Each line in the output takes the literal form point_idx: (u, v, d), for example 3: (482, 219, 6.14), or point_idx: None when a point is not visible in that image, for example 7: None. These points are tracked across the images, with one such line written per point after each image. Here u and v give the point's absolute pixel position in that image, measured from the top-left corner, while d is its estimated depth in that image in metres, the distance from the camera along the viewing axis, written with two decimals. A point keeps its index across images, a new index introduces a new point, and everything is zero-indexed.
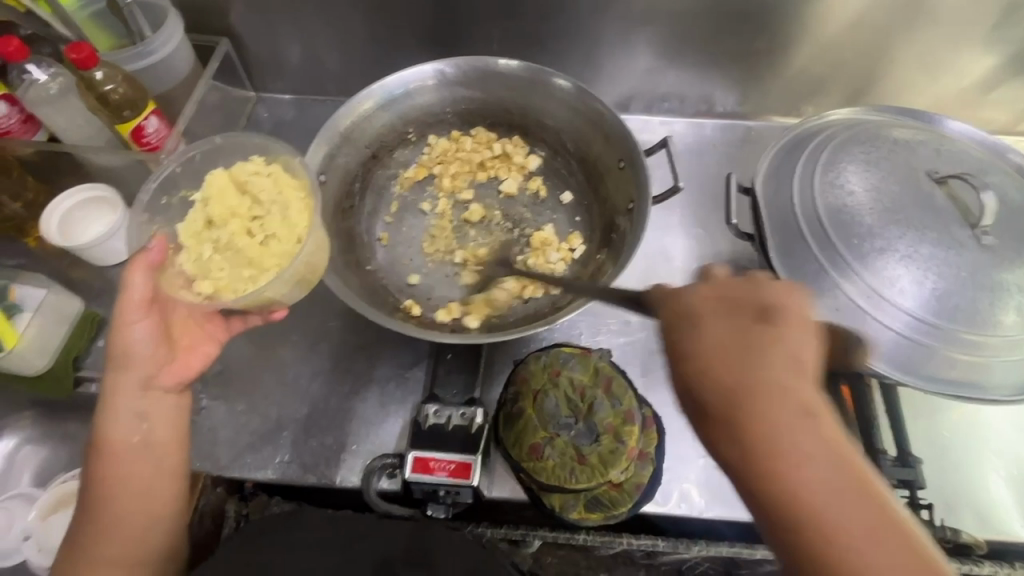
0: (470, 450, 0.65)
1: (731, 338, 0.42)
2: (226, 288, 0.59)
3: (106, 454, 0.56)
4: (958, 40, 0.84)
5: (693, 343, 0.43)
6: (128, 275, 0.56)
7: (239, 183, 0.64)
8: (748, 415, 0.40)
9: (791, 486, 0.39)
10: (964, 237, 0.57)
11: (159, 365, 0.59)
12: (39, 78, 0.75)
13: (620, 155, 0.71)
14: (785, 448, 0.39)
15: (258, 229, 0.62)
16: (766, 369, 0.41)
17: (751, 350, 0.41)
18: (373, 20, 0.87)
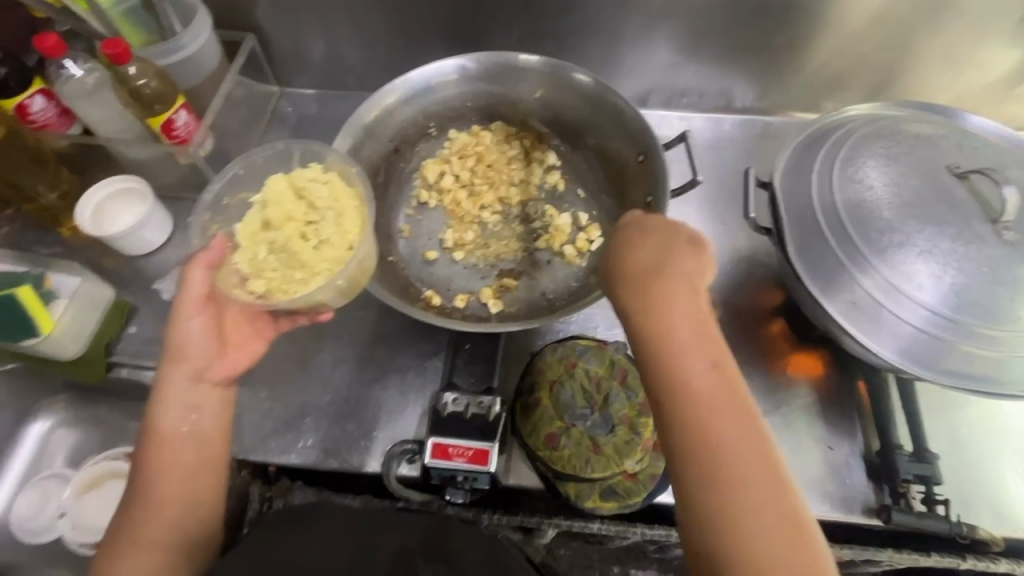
0: (488, 438, 0.66)
1: (657, 269, 0.53)
2: (278, 288, 0.60)
3: (153, 443, 0.58)
4: (983, 34, 0.83)
5: (636, 269, 0.53)
6: (189, 273, 0.60)
7: (299, 189, 0.65)
8: (657, 316, 0.50)
9: (685, 380, 0.48)
10: (984, 232, 0.57)
11: (210, 360, 0.61)
12: (75, 73, 0.76)
13: (639, 149, 0.72)
14: (684, 346, 0.49)
15: (313, 234, 0.63)
16: (680, 283, 0.51)
17: (686, 267, 0.52)
18: (396, 17, 0.88)
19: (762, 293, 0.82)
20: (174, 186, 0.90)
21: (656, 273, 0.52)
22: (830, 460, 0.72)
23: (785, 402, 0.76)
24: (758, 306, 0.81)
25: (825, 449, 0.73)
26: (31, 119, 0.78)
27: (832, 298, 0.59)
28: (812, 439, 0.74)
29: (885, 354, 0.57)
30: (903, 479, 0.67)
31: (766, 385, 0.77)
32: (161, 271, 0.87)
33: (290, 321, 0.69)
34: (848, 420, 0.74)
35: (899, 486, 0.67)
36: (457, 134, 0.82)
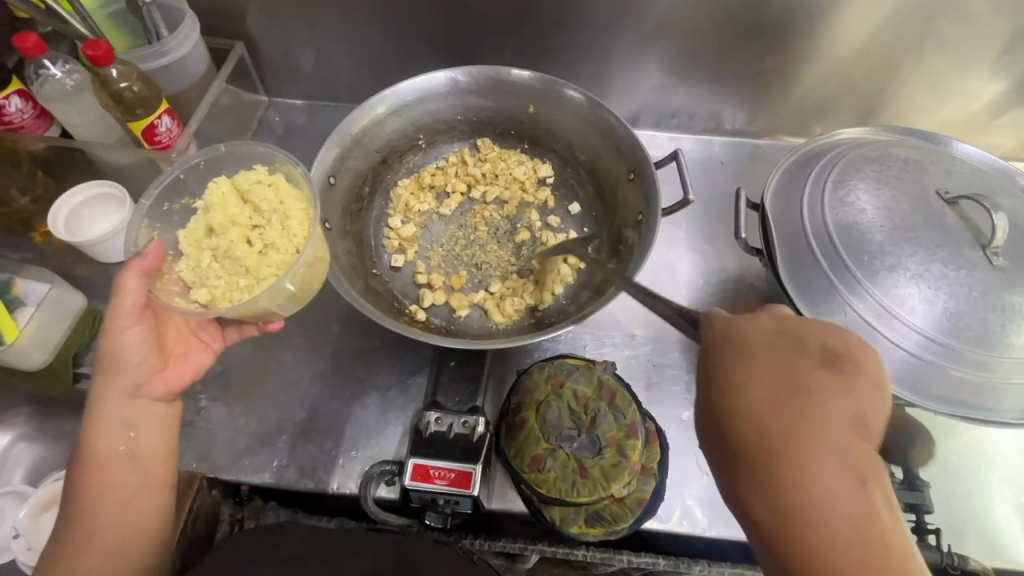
0: (470, 460, 0.64)
1: (764, 355, 0.43)
2: (220, 296, 0.58)
3: (90, 463, 0.55)
4: (967, 64, 0.85)
5: (730, 354, 0.44)
6: (122, 281, 0.55)
7: (243, 193, 0.63)
8: (732, 395, 0.43)
9: (805, 483, 0.39)
10: (975, 258, 0.57)
11: (150, 373, 0.58)
12: (55, 74, 0.75)
13: (630, 167, 0.71)
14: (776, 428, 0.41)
15: (258, 238, 0.61)
16: (769, 351, 0.43)
17: (763, 343, 0.44)
18: (387, 30, 0.88)
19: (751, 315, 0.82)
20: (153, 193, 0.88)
21: (743, 353, 0.44)
22: None
23: None
24: None
25: None
26: (6, 120, 0.76)
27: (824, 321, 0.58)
28: None
29: None
30: (896, 507, 0.67)
31: None
32: None
33: (237, 329, 0.67)
34: None
35: None
36: (448, 158, 0.82)
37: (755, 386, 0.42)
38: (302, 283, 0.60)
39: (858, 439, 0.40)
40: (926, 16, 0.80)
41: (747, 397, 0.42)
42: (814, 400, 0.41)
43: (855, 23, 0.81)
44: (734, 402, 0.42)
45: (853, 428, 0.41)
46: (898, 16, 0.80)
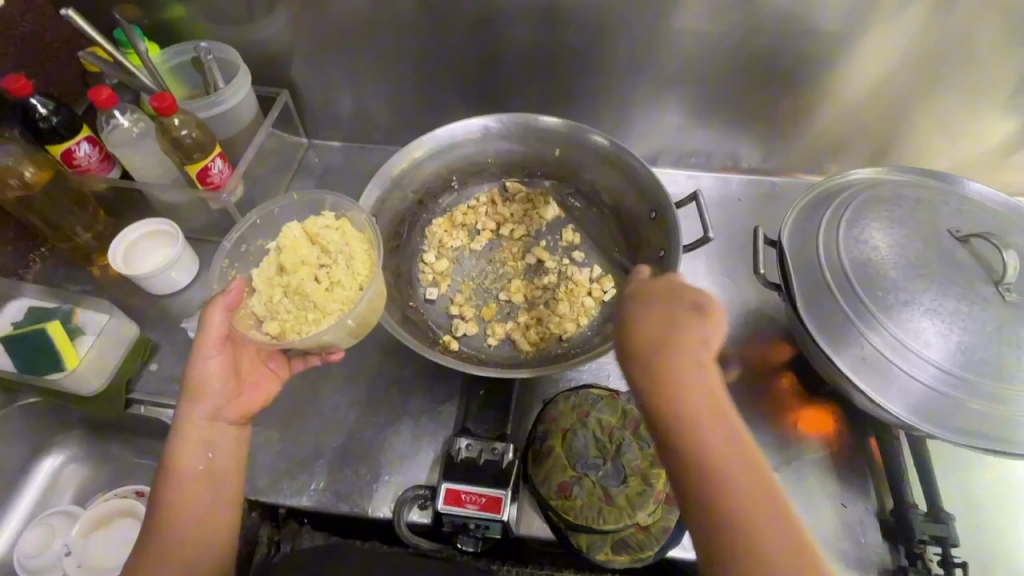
0: (500, 485, 0.67)
1: (658, 309, 0.52)
2: (289, 329, 0.64)
3: (171, 480, 0.59)
4: (977, 106, 0.88)
5: (635, 309, 0.53)
6: (208, 314, 0.60)
7: (312, 235, 0.69)
8: (634, 333, 0.52)
9: (681, 398, 0.48)
10: (988, 293, 0.59)
11: (226, 398, 0.62)
12: (122, 122, 0.82)
13: (652, 207, 0.75)
14: (662, 361, 0.49)
15: (325, 276, 0.66)
16: (664, 302, 0.52)
17: (659, 292, 0.53)
18: (423, 79, 0.95)
19: (772, 347, 0.84)
20: (202, 229, 0.94)
21: (645, 303, 0.53)
22: (843, 518, 0.72)
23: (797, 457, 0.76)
24: (768, 360, 0.83)
25: (838, 506, 0.73)
26: (75, 164, 0.82)
27: (841, 354, 0.61)
28: (823, 496, 0.73)
29: (895, 409, 0.59)
30: (918, 539, 0.67)
31: (776, 438, 0.77)
32: (184, 310, 0.89)
33: (303, 359, 0.71)
34: (860, 478, 0.74)
35: (915, 547, 0.67)
36: (478, 198, 0.87)
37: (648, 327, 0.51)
38: (362, 318, 0.65)
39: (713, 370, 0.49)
40: (934, 63, 0.84)
41: (646, 337, 0.51)
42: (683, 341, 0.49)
43: (866, 69, 0.86)
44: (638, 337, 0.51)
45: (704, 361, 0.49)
46: (907, 64, 0.84)
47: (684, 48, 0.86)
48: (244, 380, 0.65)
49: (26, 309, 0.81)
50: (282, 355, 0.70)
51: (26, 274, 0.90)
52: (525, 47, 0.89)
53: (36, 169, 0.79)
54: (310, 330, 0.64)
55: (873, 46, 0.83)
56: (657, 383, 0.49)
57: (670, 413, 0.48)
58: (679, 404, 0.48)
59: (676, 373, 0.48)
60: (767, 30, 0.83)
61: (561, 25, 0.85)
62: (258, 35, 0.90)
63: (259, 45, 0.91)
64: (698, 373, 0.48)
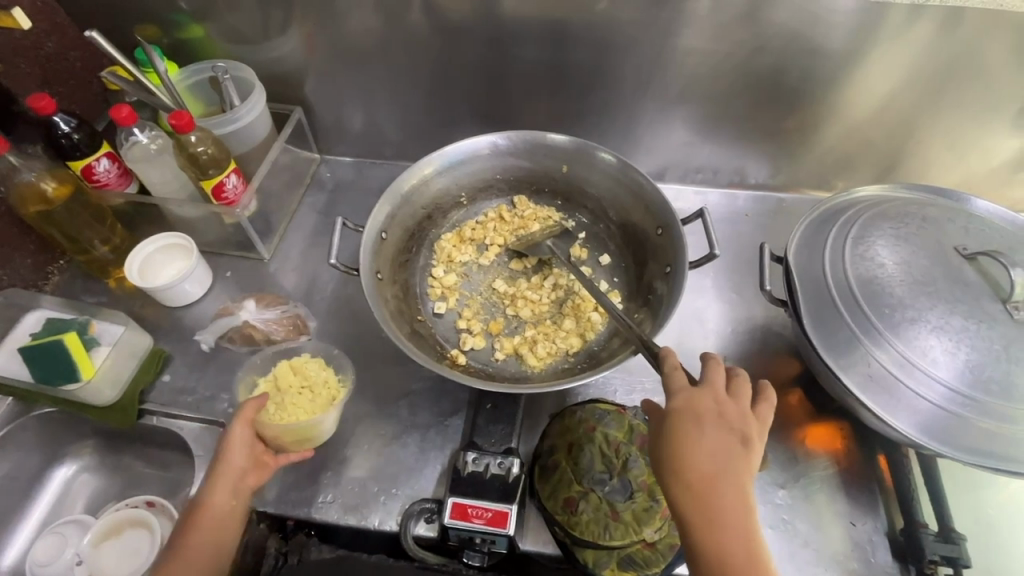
0: (507, 499, 0.67)
1: (712, 434, 0.54)
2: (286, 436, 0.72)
3: (198, 514, 0.64)
4: (985, 124, 0.88)
5: (691, 426, 0.54)
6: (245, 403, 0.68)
7: (296, 365, 0.78)
8: (686, 442, 0.54)
9: (722, 522, 0.52)
10: (996, 311, 0.59)
11: (250, 466, 0.68)
12: (141, 139, 0.85)
13: (658, 224, 0.75)
14: (707, 475, 0.53)
15: (305, 392, 0.76)
16: (715, 412, 0.55)
17: (713, 396, 0.56)
18: (433, 97, 0.97)
19: (780, 363, 0.84)
20: (215, 242, 0.96)
21: (696, 414, 0.55)
22: (853, 537, 0.71)
23: (805, 474, 0.75)
24: (775, 376, 0.83)
25: (848, 525, 0.72)
26: (95, 179, 0.84)
27: (848, 371, 0.61)
28: (832, 514, 0.73)
29: (902, 428, 0.59)
30: (929, 560, 0.66)
31: (785, 455, 0.76)
32: (196, 321, 0.91)
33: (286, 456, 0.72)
34: (869, 495, 0.74)
35: (926, 568, 0.66)
36: (487, 213, 0.88)
37: (702, 448, 0.53)
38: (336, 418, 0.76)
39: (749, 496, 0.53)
40: (940, 81, 0.85)
41: (696, 456, 0.53)
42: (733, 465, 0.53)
43: (871, 87, 0.86)
44: (686, 457, 0.53)
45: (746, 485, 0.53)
46: (913, 81, 0.85)
47: (690, 67, 0.87)
48: (266, 461, 0.69)
49: (43, 321, 0.83)
50: (271, 453, 0.71)
51: (44, 285, 0.92)
52: (534, 66, 0.90)
53: (57, 184, 0.81)
54: (304, 433, 0.73)
55: (879, 64, 0.84)
56: (700, 495, 0.52)
57: (709, 529, 0.52)
58: (718, 525, 0.52)
59: (723, 488, 0.52)
60: (772, 48, 0.84)
61: (569, 44, 0.87)
62: (273, 54, 0.93)
63: (274, 64, 0.94)
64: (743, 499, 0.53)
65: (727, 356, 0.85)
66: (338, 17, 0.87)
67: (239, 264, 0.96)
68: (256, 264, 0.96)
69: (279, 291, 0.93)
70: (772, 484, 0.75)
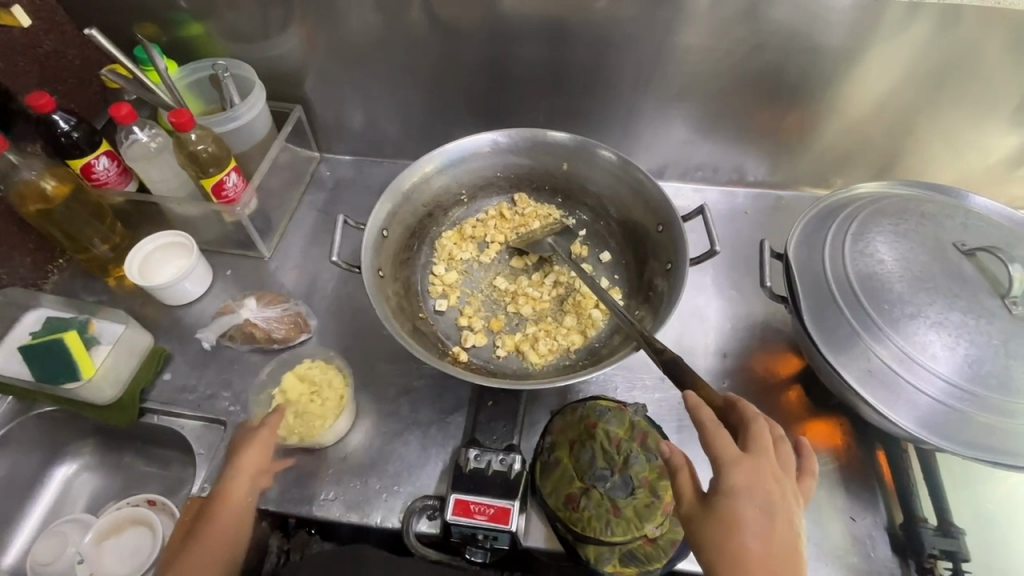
0: (509, 496, 0.67)
1: (764, 508, 0.49)
2: (307, 438, 0.74)
3: (221, 501, 0.65)
4: (982, 121, 0.89)
5: (741, 500, 0.49)
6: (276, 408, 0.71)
7: (300, 373, 0.78)
8: (732, 519, 0.49)
9: None
10: (994, 307, 0.59)
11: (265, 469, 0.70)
12: (141, 138, 0.85)
13: (659, 220, 0.75)
14: (754, 560, 0.48)
15: (315, 397, 0.76)
16: (768, 488, 0.50)
17: (768, 468, 0.50)
18: (434, 95, 0.97)
19: (780, 359, 0.84)
20: (216, 241, 0.96)
21: (747, 491, 0.49)
22: (853, 532, 0.71)
23: None
24: (775, 373, 0.83)
25: (848, 520, 0.72)
26: (94, 178, 0.84)
27: (849, 367, 0.62)
28: (832, 509, 0.73)
29: (903, 423, 0.59)
30: (928, 554, 0.67)
31: None
32: (197, 320, 0.91)
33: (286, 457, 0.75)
34: (869, 491, 0.74)
35: (925, 562, 0.67)
36: (488, 211, 0.88)
37: (754, 525, 0.49)
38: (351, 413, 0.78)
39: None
40: (938, 78, 0.85)
41: (747, 537, 0.48)
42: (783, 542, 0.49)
43: (870, 83, 0.87)
44: (739, 537, 0.48)
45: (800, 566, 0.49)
46: (911, 77, 0.85)
47: (690, 64, 0.87)
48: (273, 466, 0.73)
49: (43, 319, 0.83)
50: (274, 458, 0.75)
51: (44, 284, 0.92)
52: (534, 64, 0.90)
53: (57, 183, 0.81)
54: (324, 434, 0.75)
55: (877, 62, 0.84)
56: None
57: None
58: None
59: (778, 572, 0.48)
60: (771, 46, 0.84)
61: (569, 42, 0.87)
62: (273, 52, 0.93)
63: (273, 62, 0.94)
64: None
65: (727, 353, 0.85)
66: (338, 15, 0.87)
67: (240, 262, 0.96)
68: (257, 262, 0.96)
69: (280, 290, 0.93)
70: None
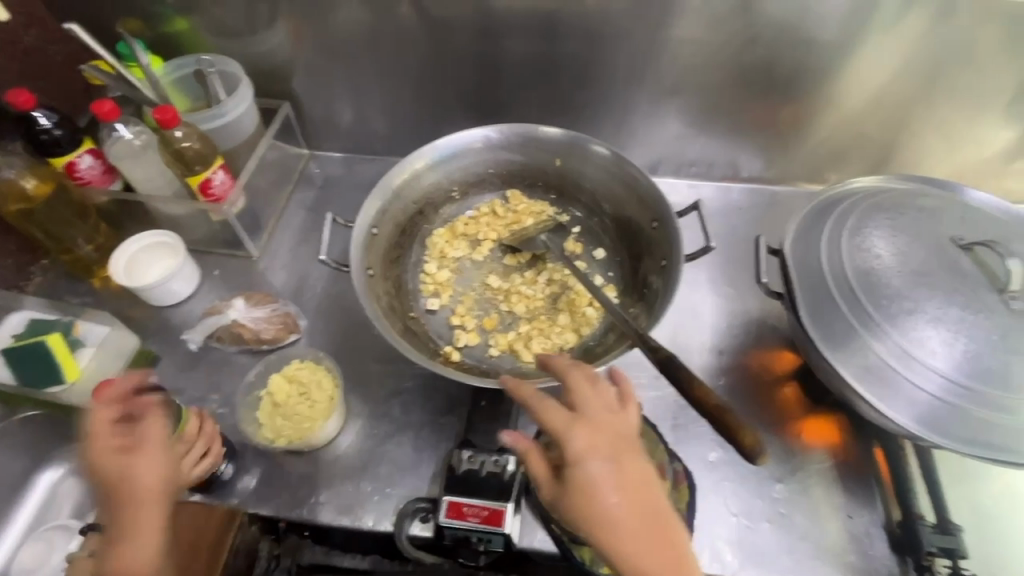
0: (503, 498, 0.66)
1: (614, 464, 0.49)
2: (295, 441, 0.73)
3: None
4: (977, 115, 0.88)
5: (586, 462, 0.48)
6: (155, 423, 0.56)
7: (288, 375, 0.77)
8: (588, 483, 0.48)
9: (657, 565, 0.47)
10: (993, 302, 0.58)
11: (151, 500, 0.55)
12: (124, 135, 0.83)
13: (653, 216, 0.74)
14: (623, 519, 0.47)
15: (305, 398, 0.75)
16: (604, 435, 0.50)
17: (597, 415, 0.51)
18: (425, 91, 0.95)
19: (776, 356, 0.84)
20: (203, 241, 0.94)
21: (590, 451, 0.49)
22: (850, 530, 0.71)
23: (802, 468, 0.75)
24: (770, 369, 0.82)
25: (845, 518, 0.72)
26: (77, 176, 0.82)
27: (846, 364, 0.61)
28: (829, 507, 0.72)
29: (901, 420, 0.58)
30: (927, 552, 0.65)
31: (781, 448, 0.76)
32: (184, 322, 0.89)
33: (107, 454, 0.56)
34: (866, 489, 0.73)
35: (924, 560, 0.66)
36: (480, 208, 0.87)
37: (609, 484, 0.48)
38: (343, 412, 0.77)
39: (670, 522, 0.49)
40: (933, 71, 0.84)
41: (603, 499, 0.48)
42: (638, 493, 0.49)
43: (864, 77, 0.86)
44: (601, 504, 0.47)
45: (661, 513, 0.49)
46: (906, 70, 0.85)
47: (684, 58, 0.86)
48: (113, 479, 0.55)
49: (26, 322, 0.81)
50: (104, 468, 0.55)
51: (26, 286, 0.90)
52: (526, 58, 0.89)
53: (39, 183, 0.79)
54: (313, 437, 0.74)
55: (873, 54, 0.83)
56: (621, 540, 0.47)
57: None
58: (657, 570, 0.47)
59: (641, 525, 0.48)
60: (765, 39, 0.83)
61: (562, 35, 0.86)
62: (260, 47, 0.91)
63: (261, 59, 0.92)
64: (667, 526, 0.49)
65: (722, 350, 0.84)
66: (326, 9, 0.85)
67: (228, 262, 0.95)
68: (245, 262, 0.95)
69: (269, 290, 0.92)
70: (768, 478, 0.74)
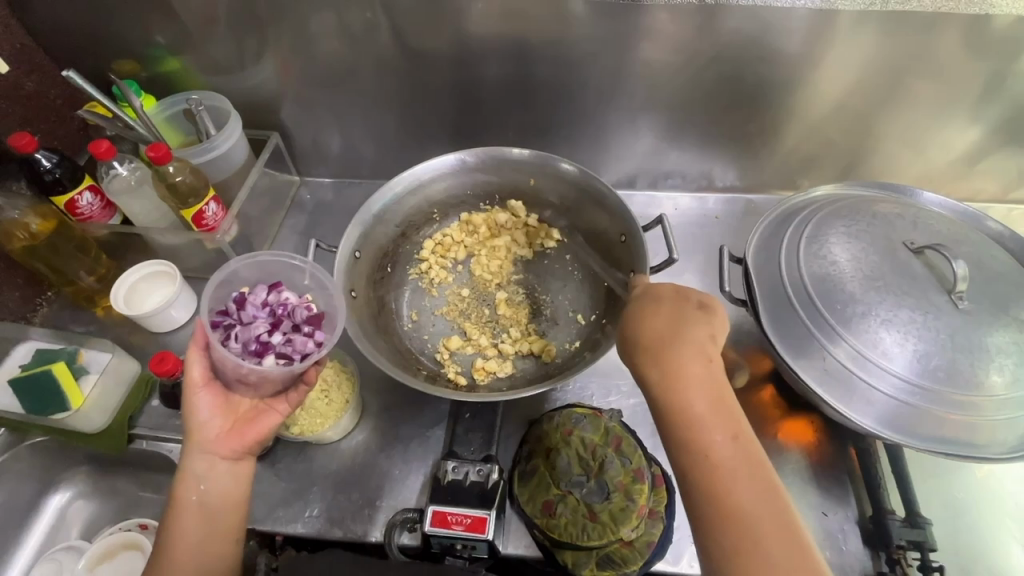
0: (486, 505, 0.69)
1: (664, 310, 0.60)
2: (306, 432, 0.76)
3: (173, 507, 0.61)
4: (939, 119, 0.91)
5: (644, 306, 0.62)
6: (191, 365, 0.65)
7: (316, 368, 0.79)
8: (676, 402, 0.55)
9: (678, 388, 0.56)
10: (941, 302, 0.61)
11: (230, 436, 0.64)
12: (121, 172, 0.89)
13: (621, 231, 0.78)
14: (662, 348, 0.58)
15: (324, 394, 0.78)
16: (697, 326, 0.59)
17: (698, 333, 0.58)
18: (407, 117, 0.99)
19: (751, 360, 0.86)
20: (199, 267, 0.98)
21: (661, 309, 0.61)
22: (826, 527, 0.73)
23: (777, 467, 0.77)
24: (748, 373, 0.85)
25: (821, 515, 0.74)
26: (78, 213, 0.87)
27: (806, 368, 0.64)
28: (806, 505, 0.75)
29: (862, 421, 0.61)
30: (896, 545, 0.68)
31: (757, 449, 0.79)
32: (181, 346, 0.93)
33: (225, 403, 0.66)
34: (842, 487, 0.76)
35: (894, 553, 0.68)
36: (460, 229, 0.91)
37: (650, 325, 0.60)
38: (352, 416, 0.81)
39: (708, 378, 0.56)
40: (893, 80, 0.87)
41: (647, 338, 0.59)
42: (690, 348, 0.57)
43: (825, 90, 0.90)
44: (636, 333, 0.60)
45: (706, 362, 0.57)
46: (866, 79, 0.88)
47: (651, 77, 0.90)
48: (238, 424, 0.65)
49: (33, 352, 0.85)
50: (230, 417, 0.65)
51: (33, 317, 0.95)
52: (500, 83, 0.93)
53: (40, 219, 0.83)
54: (325, 431, 0.77)
55: (833, 66, 0.86)
56: (714, 445, 0.53)
57: (670, 405, 0.56)
58: (676, 403, 0.55)
59: (687, 368, 0.56)
60: (727, 56, 0.86)
61: (534, 59, 0.89)
62: (248, 82, 0.95)
63: (248, 93, 0.97)
64: (694, 381, 0.56)
65: None
66: (309, 41, 0.89)
67: None
68: None
69: None
70: None
